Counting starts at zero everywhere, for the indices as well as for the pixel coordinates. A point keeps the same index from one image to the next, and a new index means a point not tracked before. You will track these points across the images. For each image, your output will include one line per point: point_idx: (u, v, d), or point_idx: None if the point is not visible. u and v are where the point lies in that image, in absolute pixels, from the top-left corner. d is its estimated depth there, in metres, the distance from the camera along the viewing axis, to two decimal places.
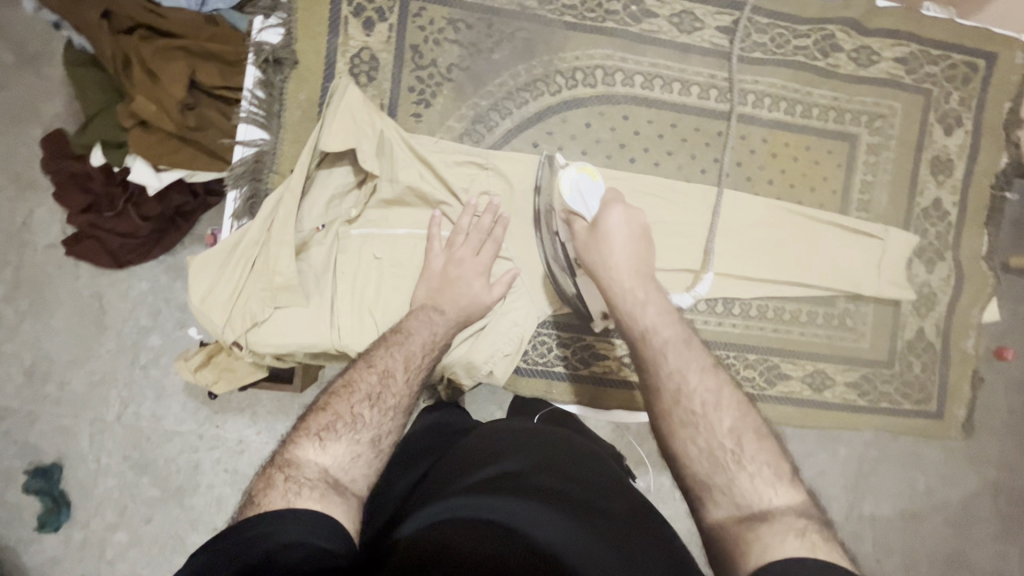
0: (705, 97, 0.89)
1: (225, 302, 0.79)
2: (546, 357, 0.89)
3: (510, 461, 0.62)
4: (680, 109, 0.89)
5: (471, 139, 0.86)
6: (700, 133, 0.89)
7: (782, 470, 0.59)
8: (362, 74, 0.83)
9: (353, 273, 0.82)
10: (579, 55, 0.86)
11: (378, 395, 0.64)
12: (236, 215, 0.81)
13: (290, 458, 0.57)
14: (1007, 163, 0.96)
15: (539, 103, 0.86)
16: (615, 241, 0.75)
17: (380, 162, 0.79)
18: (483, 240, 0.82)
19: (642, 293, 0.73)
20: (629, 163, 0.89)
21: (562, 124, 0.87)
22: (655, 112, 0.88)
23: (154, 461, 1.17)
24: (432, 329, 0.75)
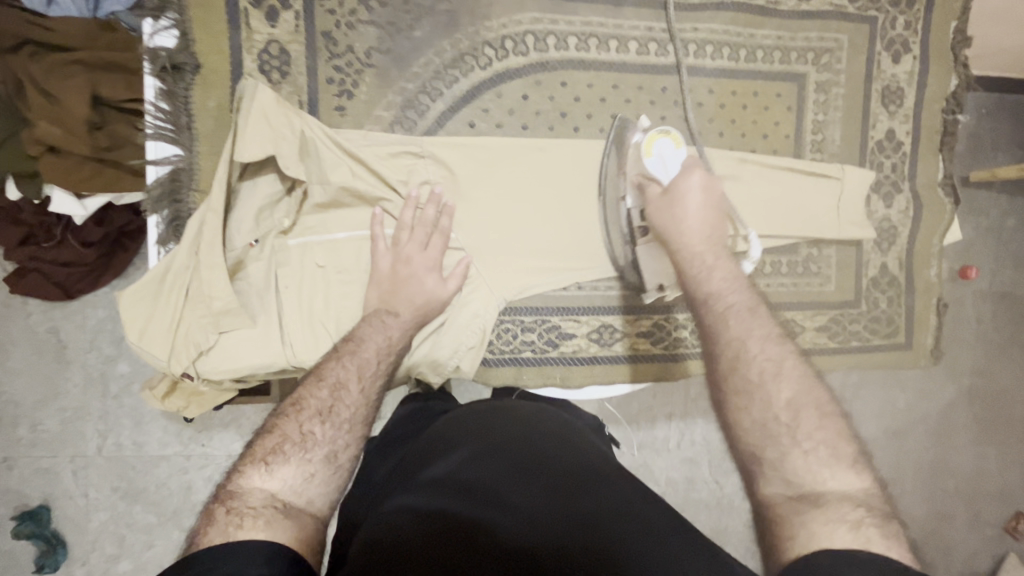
0: (645, 51, 0.84)
1: (166, 336, 0.74)
2: (511, 345, 0.85)
3: (468, 450, 0.63)
4: (620, 68, 0.84)
5: (403, 126, 0.80)
6: (643, 92, 0.85)
7: (842, 452, 0.53)
8: (274, 71, 0.76)
9: (297, 286, 0.78)
10: (506, 22, 0.81)
11: (330, 410, 0.62)
12: (162, 241, 0.75)
13: (235, 489, 0.54)
14: (956, 84, 0.94)
15: (470, 79, 0.81)
16: (689, 204, 0.71)
17: (305, 165, 0.75)
18: (430, 233, 0.77)
19: (712, 258, 0.68)
20: (574, 132, 0.84)
21: (498, 99, 0.82)
22: (594, 75, 0.84)
23: (144, 490, 1.14)
24: (386, 334, 0.71)
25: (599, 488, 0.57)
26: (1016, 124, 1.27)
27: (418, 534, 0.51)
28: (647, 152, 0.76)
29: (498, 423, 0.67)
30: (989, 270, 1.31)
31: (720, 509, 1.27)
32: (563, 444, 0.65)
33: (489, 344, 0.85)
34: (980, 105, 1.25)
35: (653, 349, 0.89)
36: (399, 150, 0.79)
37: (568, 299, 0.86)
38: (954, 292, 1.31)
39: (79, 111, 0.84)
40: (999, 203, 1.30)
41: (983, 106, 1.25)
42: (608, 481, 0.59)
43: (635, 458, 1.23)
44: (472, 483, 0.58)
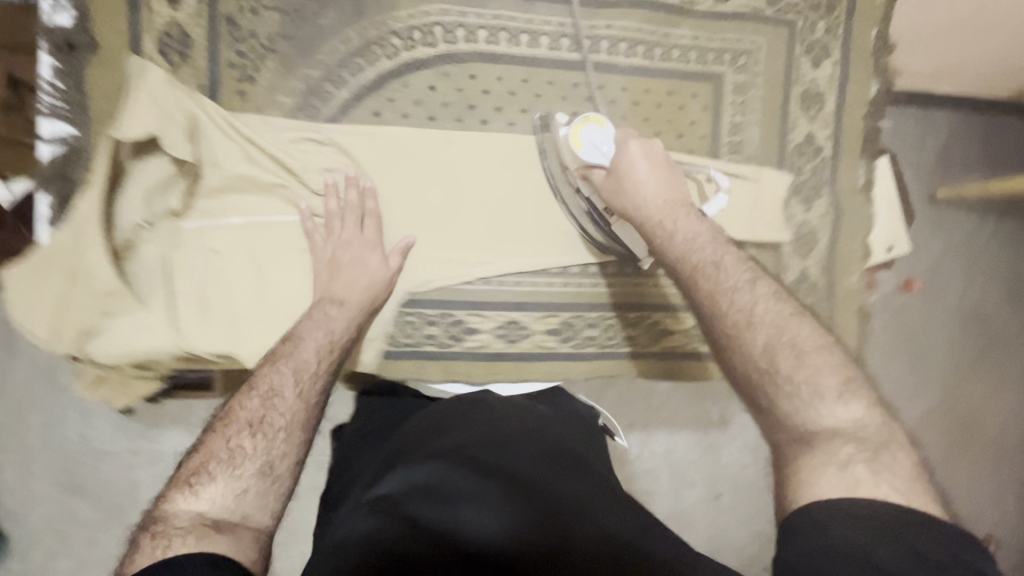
0: (558, 48, 0.89)
1: (53, 314, 0.77)
2: (419, 339, 0.92)
3: (456, 451, 0.71)
4: (529, 61, 0.89)
5: (305, 112, 0.85)
6: (553, 87, 0.91)
7: (825, 387, 0.67)
8: (172, 52, 0.80)
9: (187, 270, 0.82)
10: (412, 13, 0.85)
11: (260, 421, 0.69)
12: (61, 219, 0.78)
13: (163, 514, 0.60)
14: (876, 90, 0.99)
15: (376, 66, 0.86)
16: (638, 173, 0.84)
17: (194, 146, 0.79)
18: (360, 219, 0.85)
19: (654, 205, 0.83)
20: (483, 123, 0.90)
21: (404, 89, 0.87)
22: (503, 68, 0.89)
23: (81, 489, 1.07)
24: (322, 328, 0.79)
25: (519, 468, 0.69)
26: (983, 143, 1.26)
27: (504, 519, 0.62)
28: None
29: (424, 429, 0.77)
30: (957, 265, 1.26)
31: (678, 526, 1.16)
32: (519, 437, 0.75)
33: (399, 334, 0.92)
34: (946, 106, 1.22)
35: (561, 346, 0.97)
36: (294, 128, 0.84)
37: (470, 293, 0.92)
38: (929, 284, 1.24)
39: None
40: (967, 211, 1.26)
41: (955, 104, 1.22)
42: (546, 489, 0.66)
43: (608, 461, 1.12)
44: (520, 474, 0.68)
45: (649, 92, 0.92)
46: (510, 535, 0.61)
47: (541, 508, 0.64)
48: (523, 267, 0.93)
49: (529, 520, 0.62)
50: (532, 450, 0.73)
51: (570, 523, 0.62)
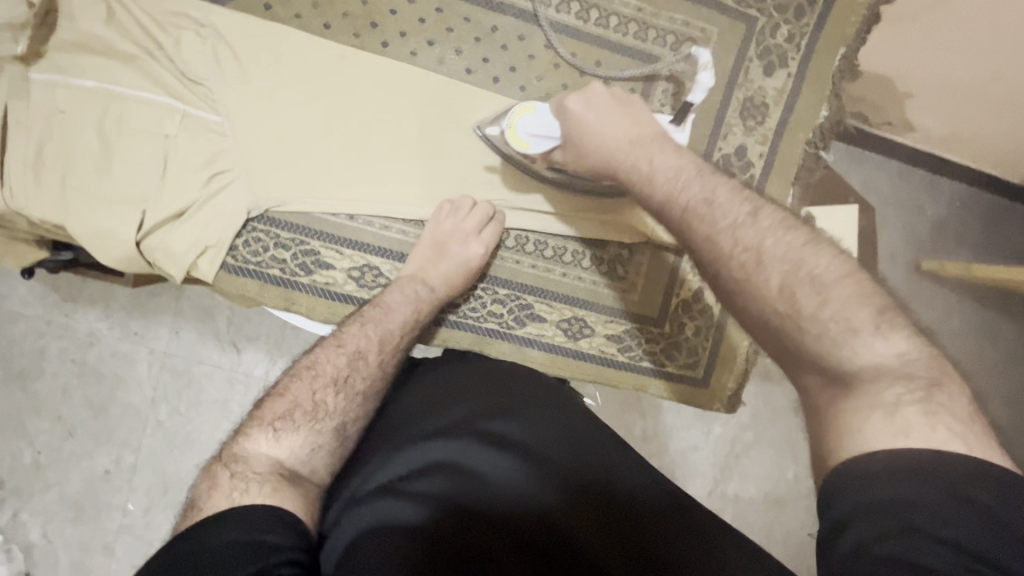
0: (661, 43, 0.78)
1: (25, 166, 0.69)
2: (477, 311, 0.82)
3: (489, 397, 0.59)
4: (626, 52, 0.78)
5: (359, 27, 0.74)
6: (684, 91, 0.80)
7: (861, 319, 0.44)
8: None
9: (173, 158, 0.73)
10: None
11: (345, 379, 0.61)
12: (82, 76, 0.70)
13: (239, 452, 0.52)
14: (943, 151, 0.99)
15: (476, 10, 0.75)
16: (589, 123, 0.65)
17: (253, 33, 0.73)
18: (484, 221, 0.77)
19: (647, 158, 0.61)
20: (546, 100, 0.78)
21: (477, 37, 0.75)
22: (602, 51, 0.78)
23: (82, 378, 0.94)
24: (413, 304, 0.72)
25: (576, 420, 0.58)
26: None
27: (568, 462, 0.52)
28: (521, 144, 0.72)
29: (467, 371, 0.63)
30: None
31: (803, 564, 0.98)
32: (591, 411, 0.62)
33: (455, 306, 0.81)
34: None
35: (619, 355, 0.85)
36: (357, 58, 0.74)
37: (537, 278, 0.83)
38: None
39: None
40: None
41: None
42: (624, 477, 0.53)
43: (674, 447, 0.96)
44: (590, 425, 0.58)
45: (762, 109, 0.82)
46: (573, 519, 0.49)
47: (603, 463, 0.53)
48: (591, 269, 0.84)
49: (577, 479, 0.51)
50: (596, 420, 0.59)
51: (626, 477, 0.53)
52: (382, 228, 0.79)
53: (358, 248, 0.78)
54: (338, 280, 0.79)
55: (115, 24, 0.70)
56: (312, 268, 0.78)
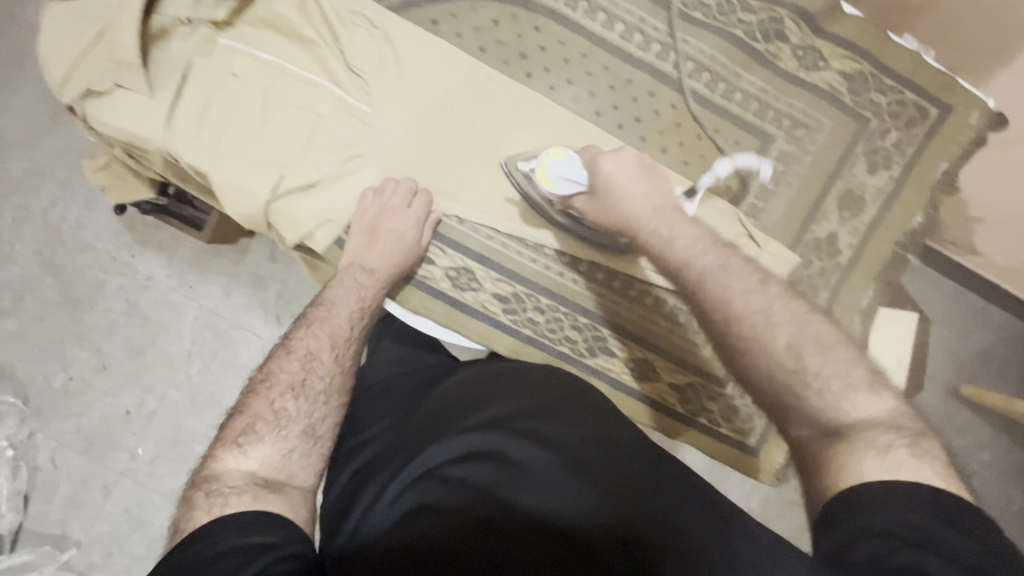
0: (775, 124, 0.84)
1: (190, 118, 0.77)
2: (554, 333, 0.86)
3: (523, 400, 0.63)
4: (742, 126, 0.84)
5: (510, 57, 0.82)
6: (788, 172, 0.85)
7: (854, 377, 0.53)
8: None
9: (314, 136, 0.79)
10: (660, 25, 0.81)
11: (303, 383, 0.65)
12: (261, 49, 0.78)
13: (211, 473, 0.56)
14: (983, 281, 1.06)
15: (618, 62, 0.82)
16: (620, 188, 0.72)
17: (418, 42, 0.80)
18: (420, 222, 0.80)
19: (667, 230, 0.69)
20: (661, 153, 0.84)
21: (613, 85, 0.82)
22: (720, 122, 0.83)
23: (131, 316, 1.01)
24: (359, 293, 0.76)
25: (604, 425, 0.60)
26: None
27: (597, 454, 0.56)
28: (546, 182, 0.76)
29: (499, 377, 0.69)
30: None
31: None
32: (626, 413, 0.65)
33: (535, 323, 0.85)
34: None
35: (676, 404, 0.88)
36: (500, 81, 0.81)
37: (616, 314, 0.85)
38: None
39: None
40: None
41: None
42: (658, 484, 0.54)
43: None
44: (621, 429, 0.61)
45: (859, 204, 0.86)
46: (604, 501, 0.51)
47: (634, 460, 0.56)
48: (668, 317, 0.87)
49: (608, 476, 0.53)
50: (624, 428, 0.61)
51: (658, 483, 0.54)
52: (487, 237, 0.83)
53: (459, 251, 0.83)
54: (435, 276, 0.84)
55: (303, 13, 0.78)
56: None
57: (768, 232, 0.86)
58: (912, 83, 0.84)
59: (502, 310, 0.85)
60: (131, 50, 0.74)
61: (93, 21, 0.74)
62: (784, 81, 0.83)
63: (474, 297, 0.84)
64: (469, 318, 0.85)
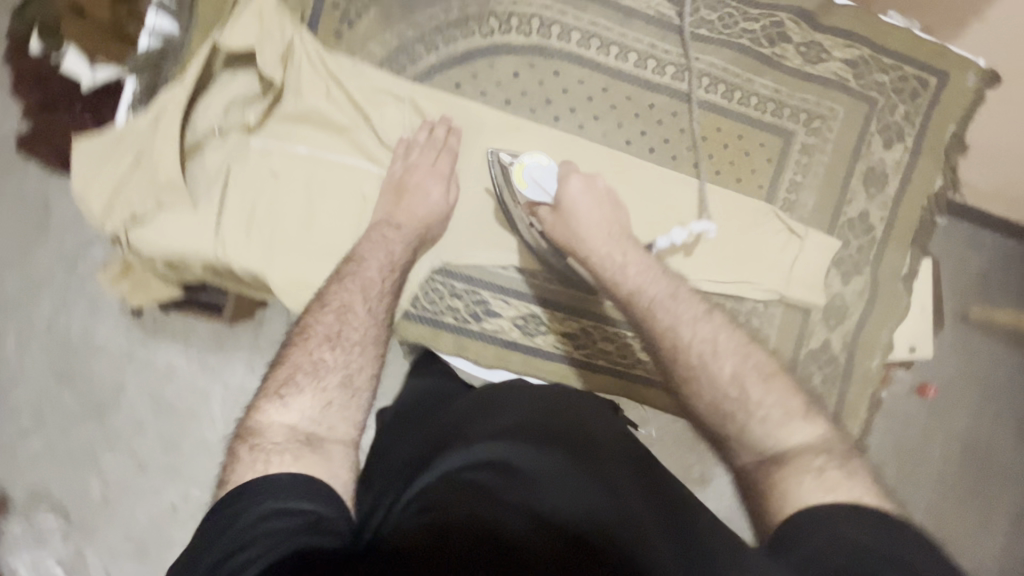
0: (792, 119, 0.88)
1: (238, 223, 0.77)
2: (626, 359, 0.88)
3: (538, 414, 0.59)
4: (761, 127, 0.87)
5: (535, 104, 0.84)
6: (812, 162, 0.89)
7: (793, 408, 0.61)
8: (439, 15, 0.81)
9: (363, 217, 0.80)
10: (671, 49, 0.85)
11: (337, 334, 0.67)
12: (296, 142, 0.78)
13: (255, 425, 0.60)
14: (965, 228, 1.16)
15: (637, 90, 0.85)
16: (580, 210, 0.75)
17: (446, 106, 0.81)
18: (438, 153, 0.79)
19: (621, 256, 0.74)
20: (693, 167, 0.87)
21: (637, 113, 0.85)
22: (743, 128, 0.87)
23: (160, 414, 0.95)
24: (388, 250, 0.74)
25: (622, 453, 0.56)
26: None
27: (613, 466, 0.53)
28: (521, 182, 0.77)
29: (515, 390, 0.65)
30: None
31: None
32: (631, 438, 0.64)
33: (607, 353, 0.87)
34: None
35: None
36: (532, 129, 0.82)
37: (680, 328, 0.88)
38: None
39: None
40: None
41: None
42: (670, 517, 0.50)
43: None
44: (637, 458, 0.57)
45: (882, 179, 0.90)
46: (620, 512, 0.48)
47: (649, 487, 0.53)
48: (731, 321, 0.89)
49: (623, 507, 0.49)
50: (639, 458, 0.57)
51: (674, 520, 0.50)
52: (546, 280, 0.85)
53: (523, 299, 0.85)
54: (505, 328, 0.85)
55: (331, 98, 0.78)
56: (481, 316, 0.84)
57: (805, 222, 0.89)
58: (911, 58, 0.88)
59: (573, 348, 0.87)
60: (170, 167, 0.74)
61: (125, 145, 0.74)
62: (794, 78, 0.87)
63: (544, 341, 0.86)
64: (543, 361, 0.86)
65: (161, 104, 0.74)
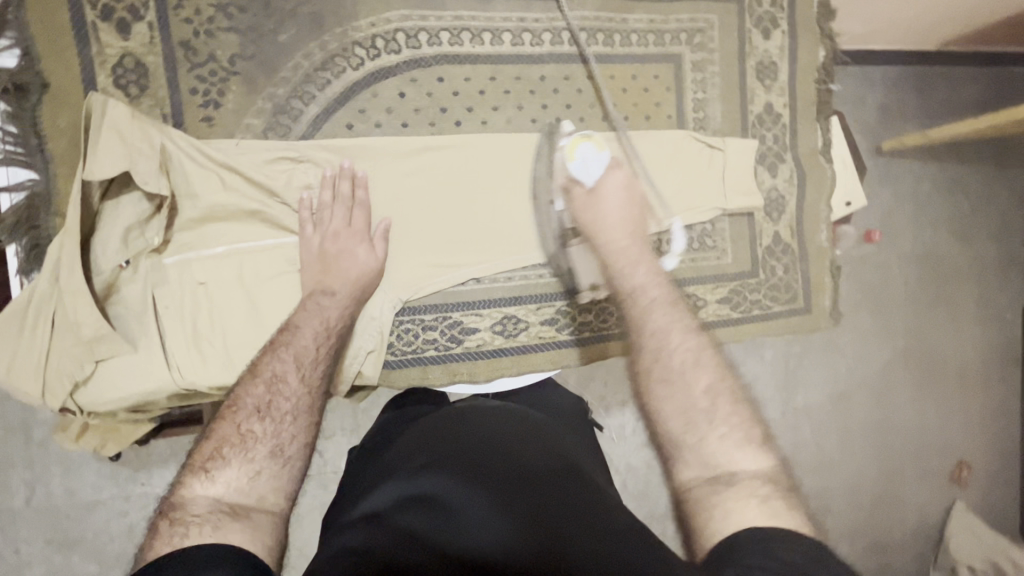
0: (675, 42, 0.89)
1: (187, 346, 0.74)
2: (609, 321, 0.89)
3: (472, 442, 0.65)
4: (649, 59, 0.89)
5: (432, 116, 0.81)
6: (706, 75, 0.91)
7: (751, 432, 0.58)
8: (303, 61, 0.77)
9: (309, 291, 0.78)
10: (541, 17, 0.84)
11: (268, 405, 0.63)
12: (213, 244, 0.74)
13: (177, 501, 0.55)
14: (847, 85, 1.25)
15: (523, 67, 0.83)
16: (608, 202, 0.77)
17: (346, 152, 0.78)
18: (350, 209, 0.76)
19: (636, 253, 0.74)
20: (602, 122, 0.87)
21: (531, 89, 0.84)
22: (634, 67, 0.88)
23: None
24: (322, 316, 0.71)
25: (550, 464, 0.61)
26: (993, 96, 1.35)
27: (535, 487, 0.58)
28: (569, 155, 0.79)
29: (451, 421, 0.70)
30: (989, 208, 1.38)
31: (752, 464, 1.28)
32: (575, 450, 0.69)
33: (589, 323, 0.89)
34: (966, 73, 1.32)
35: (733, 313, 0.95)
36: (438, 144, 0.81)
37: None
38: (945, 238, 1.36)
39: (79, 90, 0.70)
40: (964, 166, 1.36)
41: (968, 75, 1.32)
42: (583, 518, 0.54)
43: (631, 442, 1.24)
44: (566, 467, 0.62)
45: (773, 68, 0.94)
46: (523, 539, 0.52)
47: (570, 492, 0.58)
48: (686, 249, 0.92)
49: (536, 522, 0.53)
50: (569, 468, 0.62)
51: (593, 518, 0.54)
52: (507, 279, 0.85)
53: (493, 304, 0.85)
54: (486, 338, 0.85)
55: (230, 188, 0.73)
56: (460, 337, 0.84)
57: (720, 134, 0.92)
58: None
59: (557, 330, 0.88)
60: (89, 323, 0.68)
61: (34, 315, 0.69)
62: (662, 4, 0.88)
63: (528, 335, 0.86)
64: (534, 354, 0.87)
65: (55, 261, 0.68)
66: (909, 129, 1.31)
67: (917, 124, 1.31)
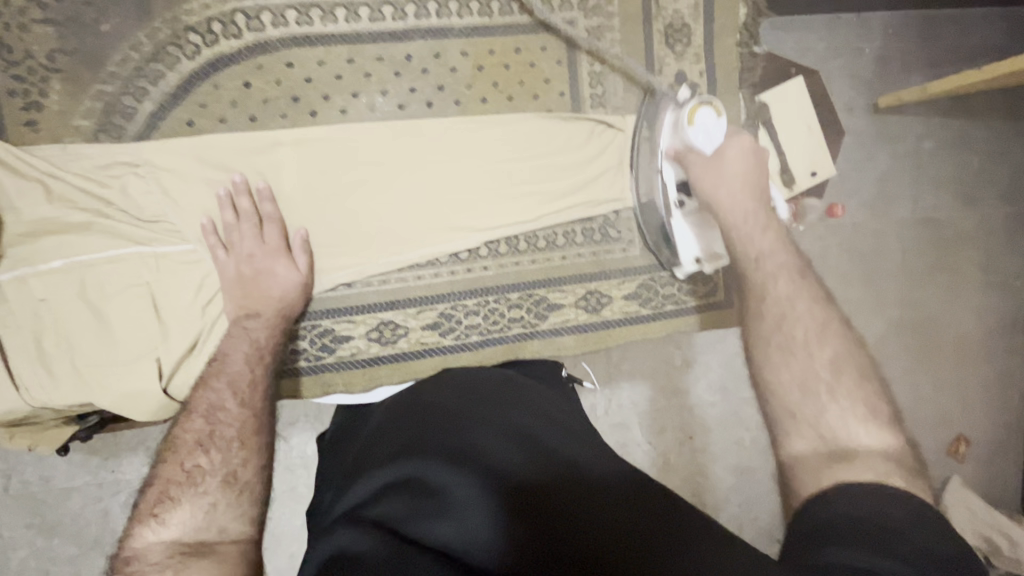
0: (564, 7, 0.79)
1: (25, 365, 0.69)
2: (498, 325, 0.83)
3: (447, 412, 0.58)
4: (533, 29, 0.79)
5: (287, 107, 0.74)
6: (605, 44, 0.81)
7: (879, 410, 0.53)
8: (133, 53, 0.70)
9: (153, 306, 0.72)
10: None
11: (211, 437, 0.60)
12: (45, 258, 0.69)
13: (130, 553, 0.51)
14: (820, 28, 1.06)
15: (387, 48, 0.76)
16: (730, 165, 0.73)
17: (180, 155, 0.71)
18: (259, 225, 0.72)
19: (761, 216, 0.70)
20: (482, 105, 0.79)
21: (393, 73, 0.76)
22: (518, 40, 0.79)
23: (59, 535, 0.88)
24: (250, 338, 0.69)
25: (537, 423, 0.58)
26: (1006, 30, 1.14)
27: (524, 469, 0.51)
28: (690, 119, 0.73)
29: (425, 393, 0.64)
30: (1009, 170, 1.17)
31: (732, 453, 1.10)
32: (559, 415, 0.62)
33: (477, 327, 0.82)
34: (974, 15, 1.12)
35: (643, 310, 0.87)
36: (290, 138, 0.73)
37: (539, 271, 0.83)
38: (945, 202, 1.15)
39: None
40: (977, 120, 1.15)
41: (977, 16, 1.12)
42: (591, 476, 0.52)
43: (603, 424, 1.05)
44: (548, 421, 0.59)
45: (685, 30, 0.82)
46: (541, 511, 0.48)
47: (566, 450, 0.55)
48: (586, 243, 0.84)
49: (546, 483, 0.50)
50: (553, 424, 0.59)
51: (596, 477, 0.52)
52: (382, 283, 0.80)
53: (367, 311, 0.80)
54: (361, 347, 0.80)
55: (56, 199, 0.69)
56: (332, 346, 0.79)
57: (621, 112, 0.83)
58: None
59: (440, 336, 0.82)
60: None
61: None
62: None
63: (407, 341, 0.81)
64: (416, 362, 0.81)
65: None
66: (908, 83, 1.11)
67: (918, 77, 1.11)
